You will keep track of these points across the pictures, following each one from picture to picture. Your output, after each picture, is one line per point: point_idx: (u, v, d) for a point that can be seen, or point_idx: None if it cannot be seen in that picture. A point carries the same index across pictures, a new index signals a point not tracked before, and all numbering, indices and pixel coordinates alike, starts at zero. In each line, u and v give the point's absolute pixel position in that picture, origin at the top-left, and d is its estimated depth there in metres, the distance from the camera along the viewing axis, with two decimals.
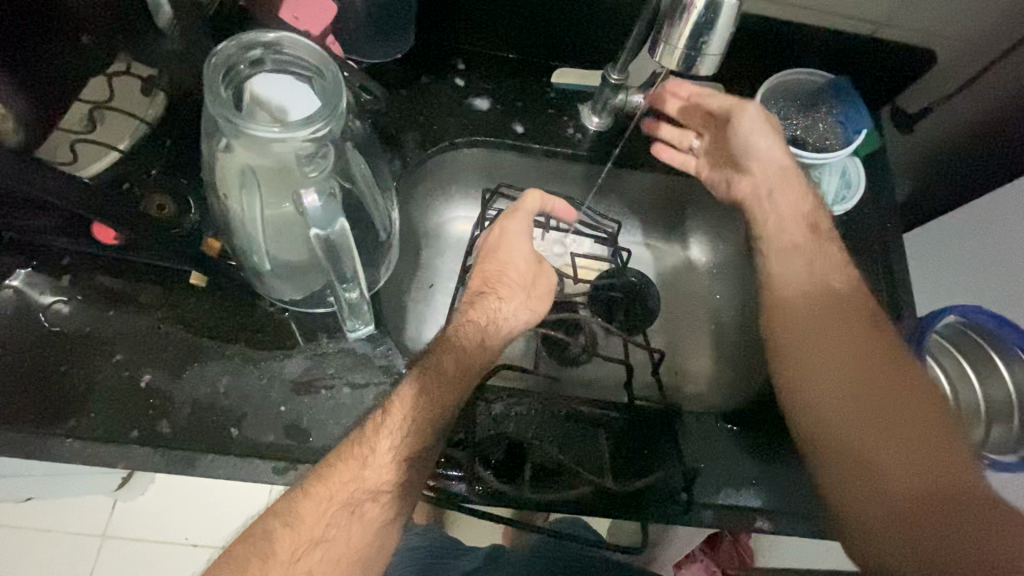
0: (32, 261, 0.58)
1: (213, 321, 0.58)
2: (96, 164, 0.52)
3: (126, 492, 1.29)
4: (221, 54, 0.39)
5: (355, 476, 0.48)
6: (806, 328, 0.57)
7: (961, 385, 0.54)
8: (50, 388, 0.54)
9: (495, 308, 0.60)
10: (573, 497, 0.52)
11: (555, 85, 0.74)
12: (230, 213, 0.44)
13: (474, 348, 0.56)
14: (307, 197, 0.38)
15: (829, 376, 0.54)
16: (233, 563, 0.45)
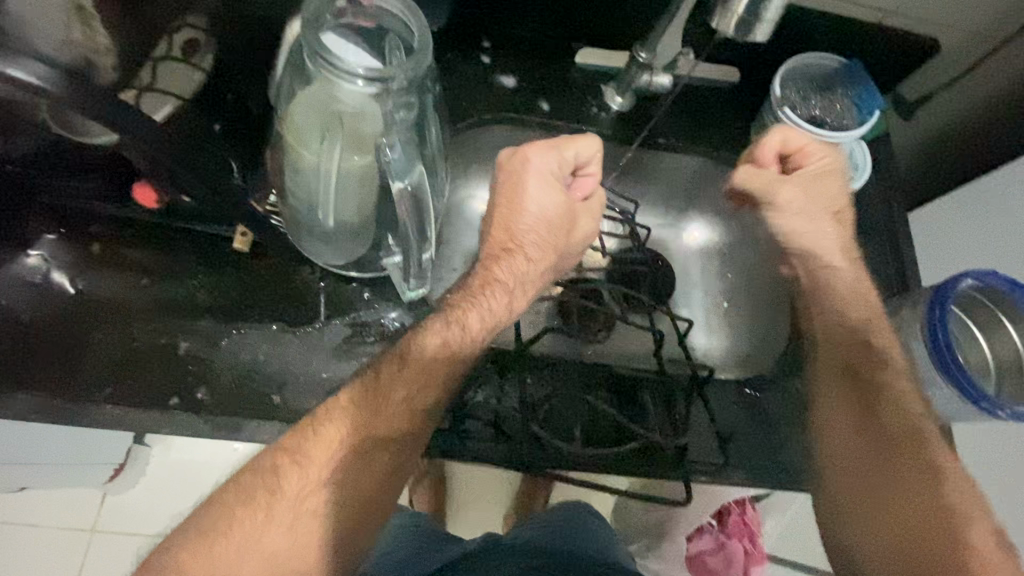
0: (62, 228, 0.56)
1: (252, 288, 0.58)
2: (164, 107, 0.50)
3: (118, 485, 1.25)
4: (311, 7, 0.40)
5: (367, 423, 0.49)
6: (843, 424, 0.60)
7: (975, 347, 0.57)
8: (85, 355, 0.53)
9: (521, 267, 0.60)
10: (626, 452, 0.55)
11: (579, 65, 0.75)
12: (302, 170, 0.44)
13: (503, 310, 0.59)
14: (388, 148, 0.40)
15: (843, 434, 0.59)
16: (243, 492, 0.46)
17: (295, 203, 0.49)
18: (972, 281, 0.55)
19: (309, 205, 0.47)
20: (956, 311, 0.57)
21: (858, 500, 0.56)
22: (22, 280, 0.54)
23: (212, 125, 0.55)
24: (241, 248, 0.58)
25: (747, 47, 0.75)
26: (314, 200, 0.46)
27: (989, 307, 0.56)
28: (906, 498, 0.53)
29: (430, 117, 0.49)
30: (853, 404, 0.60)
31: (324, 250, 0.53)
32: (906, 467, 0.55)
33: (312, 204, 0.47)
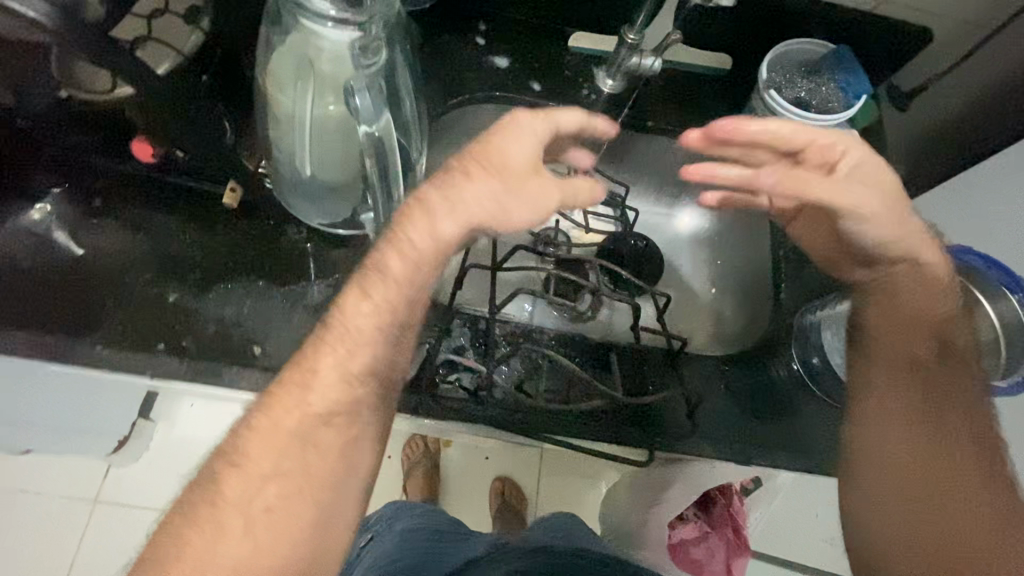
0: (66, 181, 0.60)
1: (238, 247, 0.60)
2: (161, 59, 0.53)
3: (123, 455, 1.30)
4: None
5: (300, 402, 0.46)
6: (891, 450, 0.51)
7: None
8: (79, 299, 0.56)
9: (460, 190, 0.43)
10: (593, 408, 0.57)
11: (572, 49, 0.77)
12: (279, 118, 0.47)
13: (427, 250, 0.44)
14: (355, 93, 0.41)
15: (902, 409, 0.52)
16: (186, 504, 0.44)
17: (276, 155, 0.51)
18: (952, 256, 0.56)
19: (287, 155, 0.49)
20: None
21: (887, 479, 0.51)
22: (25, 230, 0.57)
23: (201, 74, 0.56)
24: (230, 203, 0.59)
25: (738, 34, 0.77)
26: (291, 149, 0.48)
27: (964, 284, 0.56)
28: (938, 507, 0.49)
29: (407, 92, 0.53)
30: (900, 413, 0.52)
31: (308, 207, 0.55)
32: (954, 483, 0.49)
33: (289, 153, 0.49)
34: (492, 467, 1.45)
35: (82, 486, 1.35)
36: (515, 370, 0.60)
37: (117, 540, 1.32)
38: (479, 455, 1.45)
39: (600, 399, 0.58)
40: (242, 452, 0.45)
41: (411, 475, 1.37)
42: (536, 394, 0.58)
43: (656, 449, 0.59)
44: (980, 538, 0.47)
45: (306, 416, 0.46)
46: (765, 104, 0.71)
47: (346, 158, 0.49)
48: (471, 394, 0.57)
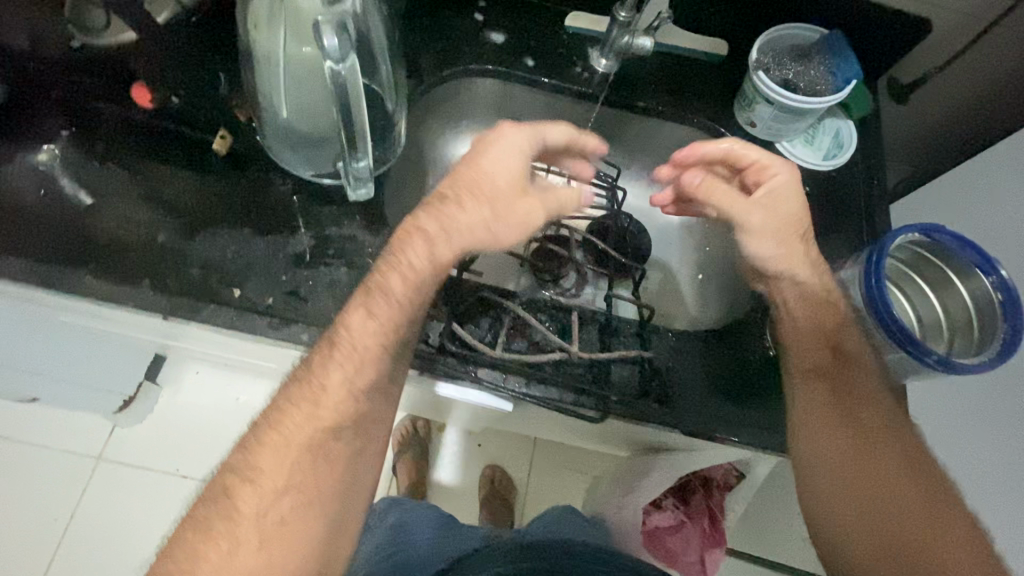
0: (73, 123, 0.63)
1: (226, 195, 0.63)
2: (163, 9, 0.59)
3: (128, 414, 1.35)
4: None
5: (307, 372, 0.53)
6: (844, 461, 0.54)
7: (924, 308, 0.57)
8: (75, 234, 0.59)
9: (450, 215, 0.54)
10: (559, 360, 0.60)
11: (568, 28, 0.78)
12: (260, 61, 0.50)
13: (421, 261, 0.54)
14: (322, 32, 0.44)
15: (829, 416, 0.56)
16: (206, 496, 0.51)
17: (259, 100, 0.55)
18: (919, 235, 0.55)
19: (268, 100, 0.53)
20: (903, 265, 0.57)
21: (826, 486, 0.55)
22: (31, 168, 0.61)
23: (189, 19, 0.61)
24: (220, 150, 0.63)
25: (734, 18, 0.77)
26: (272, 93, 0.52)
27: (936, 265, 0.56)
28: (888, 511, 0.52)
29: (383, 54, 0.56)
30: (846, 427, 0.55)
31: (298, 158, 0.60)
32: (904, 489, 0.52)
33: (271, 97, 0.53)
34: (481, 454, 1.43)
35: (87, 443, 1.41)
36: (486, 326, 0.62)
37: (116, 497, 1.37)
38: (471, 443, 1.43)
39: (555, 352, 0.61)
40: (256, 467, 0.50)
41: (399, 456, 1.37)
42: (495, 343, 0.60)
43: (617, 412, 0.60)
44: (937, 540, 0.50)
45: (309, 400, 0.52)
46: (754, 87, 0.71)
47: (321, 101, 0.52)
48: (443, 348, 0.59)
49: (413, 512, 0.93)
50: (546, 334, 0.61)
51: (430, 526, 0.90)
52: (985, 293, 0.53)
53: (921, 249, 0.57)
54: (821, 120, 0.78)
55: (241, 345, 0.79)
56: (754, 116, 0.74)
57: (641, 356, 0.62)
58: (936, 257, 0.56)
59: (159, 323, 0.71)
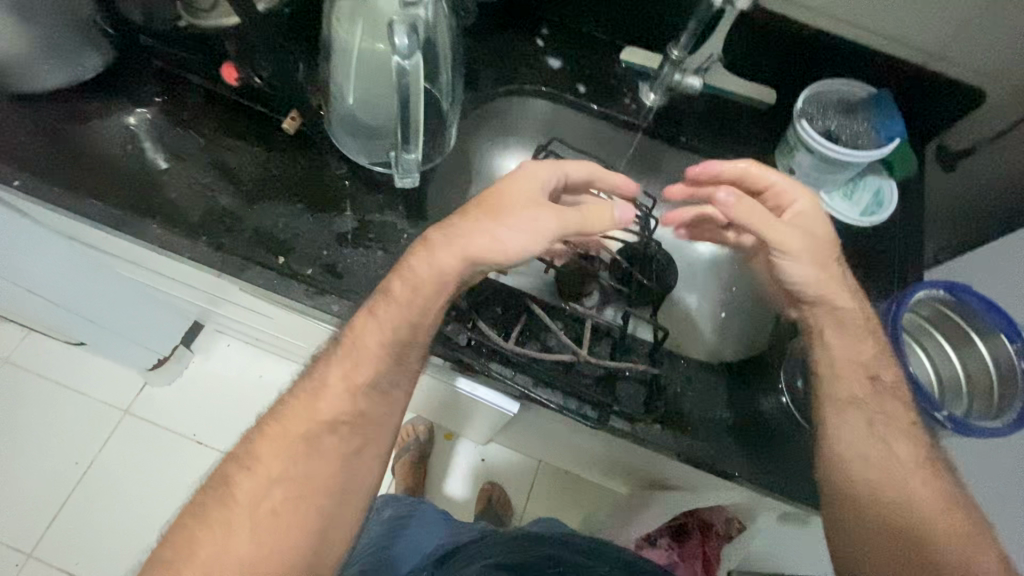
0: (167, 93, 0.71)
1: (285, 171, 0.68)
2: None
3: (161, 373, 1.45)
4: None
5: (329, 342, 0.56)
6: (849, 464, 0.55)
7: (941, 362, 0.61)
8: (152, 189, 0.66)
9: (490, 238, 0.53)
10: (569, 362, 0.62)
11: (622, 61, 0.83)
12: (336, 50, 0.56)
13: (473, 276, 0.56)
14: (395, 30, 0.49)
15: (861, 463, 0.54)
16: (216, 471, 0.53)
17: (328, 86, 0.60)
18: (944, 292, 0.59)
19: (338, 87, 0.58)
20: (924, 321, 0.62)
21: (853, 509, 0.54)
22: (123, 126, 0.69)
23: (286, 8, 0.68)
24: (288, 130, 0.68)
25: (783, 69, 0.79)
26: (341, 81, 0.58)
27: (956, 323, 0.60)
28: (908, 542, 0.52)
29: (447, 62, 0.61)
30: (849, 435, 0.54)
31: (353, 144, 0.63)
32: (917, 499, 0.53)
33: (341, 85, 0.58)
34: (484, 470, 1.42)
35: (118, 394, 1.51)
36: (507, 322, 0.64)
37: (134, 451, 1.46)
38: (474, 456, 1.43)
39: (567, 354, 0.63)
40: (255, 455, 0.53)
41: (399, 456, 1.38)
42: (510, 339, 0.63)
43: (620, 423, 0.62)
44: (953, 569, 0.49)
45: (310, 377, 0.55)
46: (796, 134, 0.73)
47: (384, 92, 0.57)
48: (461, 337, 0.62)
49: (405, 506, 0.93)
50: (560, 336, 0.63)
51: (431, 521, 0.90)
52: (1010, 359, 0.56)
53: (947, 306, 0.60)
54: (863, 177, 0.78)
55: (274, 316, 0.84)
56: (794, 163, 0.75)
57: (649, 375, 0.63)
58: (957, 315, 0.60)
59: (207, 281, 0.77)
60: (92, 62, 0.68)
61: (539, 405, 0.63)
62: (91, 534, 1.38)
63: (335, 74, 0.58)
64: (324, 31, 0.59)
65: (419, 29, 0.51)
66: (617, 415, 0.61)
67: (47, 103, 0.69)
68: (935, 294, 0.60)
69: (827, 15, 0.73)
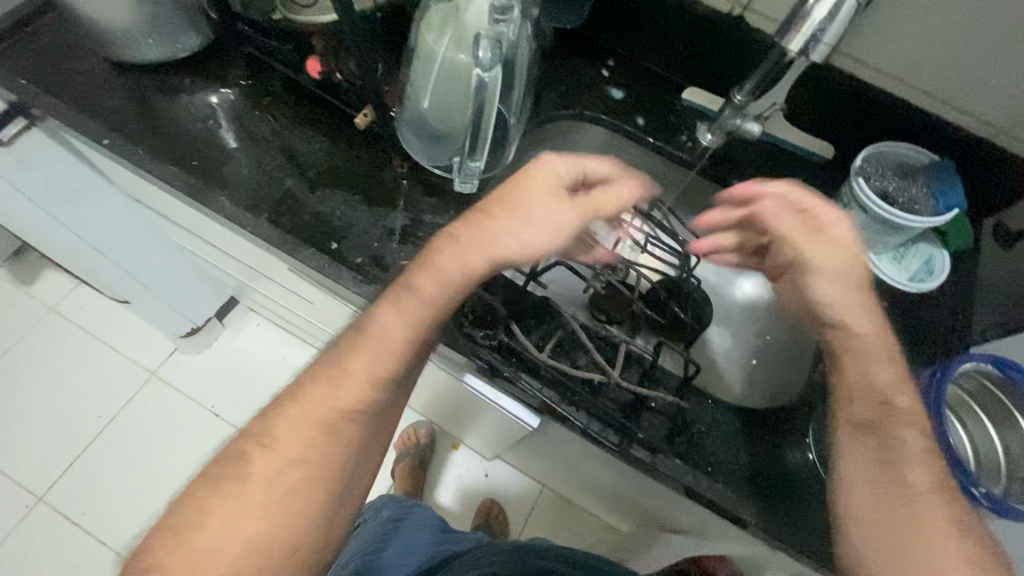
0: (252, 78, 0.76)
1: (349, 164, 0.72)
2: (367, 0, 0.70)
3: (194, 341, 1.54)
4: None
5: None
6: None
7: (982, 440, 0.59)
8: (226, 164, 0.70)
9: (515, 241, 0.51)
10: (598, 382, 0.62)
11: (683, 100, 0.84)
12: (421, 57, 0.59)
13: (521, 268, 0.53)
14: (480, 45, 0.52)
15: None
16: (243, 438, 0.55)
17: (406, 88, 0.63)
18: (991, 366, 0.59)
19: (416, 90, 0.61)
20: (967, 395, 0.60)
21: None
22: (207, 103, 0.74)
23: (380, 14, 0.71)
24: (360, 125, 0.70)
25: (844, 126, 0.80)
26: (420, 85, 0.60)
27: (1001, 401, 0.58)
28: None
29: (520, 80, 0.64)
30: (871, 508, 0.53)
31: (419, 145, 0.66)
32: None
33: (418, 89, 0.61)
34: (486, 486, 1.42)
35: (150, 356, 1.59)
36: (541, 333, 0.65)
37: (157, 412, 1.53)
38: (477, 470, 1.43)
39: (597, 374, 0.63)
40: None
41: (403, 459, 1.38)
42: (543, 350, 0.63)
43: (640, 451, 0.61)
44: None
45: None
46: (851, 191, 0.73)
47: (458, 101, 0.60)
48: (494, 342, 0.64)
49: (398, 507, 0.95)
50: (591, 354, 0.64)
51: (430, 524, 0.91)
52: None
53: (991, 382, 0.59)
54: (914, 242, 0.77)
55: (312, 300, 0.87)
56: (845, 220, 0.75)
57: (676, 408, 0.63)
58: (1003, 393, 0.59)
59: (256, 256, 0.81)
60: (190, 42, 0.73)
61: (563, 422, 0.63)
62: (102, 488, 1.45)
63: (415, 79, 0.61)
64: (410, 36, 0.62)
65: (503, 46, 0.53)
66: (637, 443, 0.61)
67: (144, 76, 0.75)
68: (980, 366, 0.59)
69: (896, 79, 0.73)
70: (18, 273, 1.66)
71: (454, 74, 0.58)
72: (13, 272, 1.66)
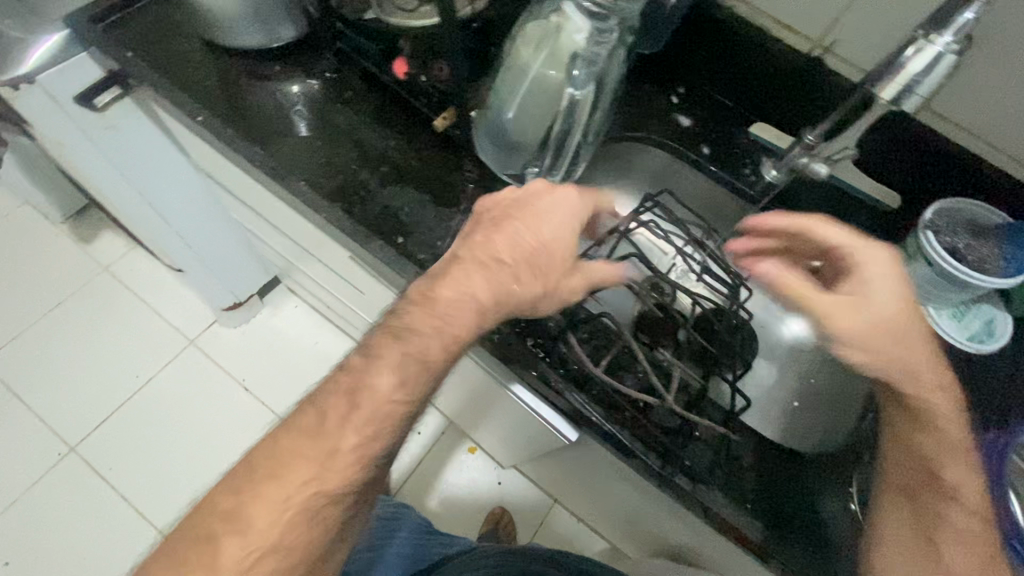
0: (339, 73, 0.79)
1: (422, 164, 0.74)
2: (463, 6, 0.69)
3: (235, 316, 1.59)
4: None
5: None
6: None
7: None
8: (307, 152, 0.74)
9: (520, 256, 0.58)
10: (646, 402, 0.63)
11: (751, 134, 0.84)
12: (510, 75, 0.61)
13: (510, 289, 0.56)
14: (574, 71, 0.58)
15: None
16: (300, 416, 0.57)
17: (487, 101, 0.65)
18: None
19: (499, 106, 0.63)
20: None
21: None
22: (296, 91, 0.78)
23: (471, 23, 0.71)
24: (438, 128, 0.73)
25: (916, 177, 0.79)
26: (505, 103, 0.62)
27: None
28: None
29: (604, 102, 0.65)
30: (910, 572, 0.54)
31: (494, 154, 0.68)
32: None
33: (503, 105, 0.63)
34: (499, 493, 1.42)
35: (192, 325, 1.65)
36: (595, 347, 0.66)
37: (192, 379, 1.59)
38: (491, 479, 1.44)
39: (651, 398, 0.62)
40: None
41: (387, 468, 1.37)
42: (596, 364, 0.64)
43: (679, 477, 0.62)
44: None
45: None
46: (918, 243, 0.72)
47: (542, 118, 0.62)
48: (548, 348, 0.66)
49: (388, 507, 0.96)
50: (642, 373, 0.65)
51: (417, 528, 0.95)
52: None
53: None
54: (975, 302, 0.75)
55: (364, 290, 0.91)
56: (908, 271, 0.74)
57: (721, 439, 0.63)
58: None
59: (320, 244, 0.85)
60: (286, 34, 0.77)
61: (605, 438, 0.63)
62: (132, 447, 1.51)
63: (499, 97, 0.62)
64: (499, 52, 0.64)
65: (595, 72, 0.60)
66: (675, 468, 0.62)
67: (240, 61, 0.79)
68: None
69: (977, 136, 0.72)
70: (79, 231, 1.74)
71: (543, 94, 0.60)
72: (75, 230, 1.74)
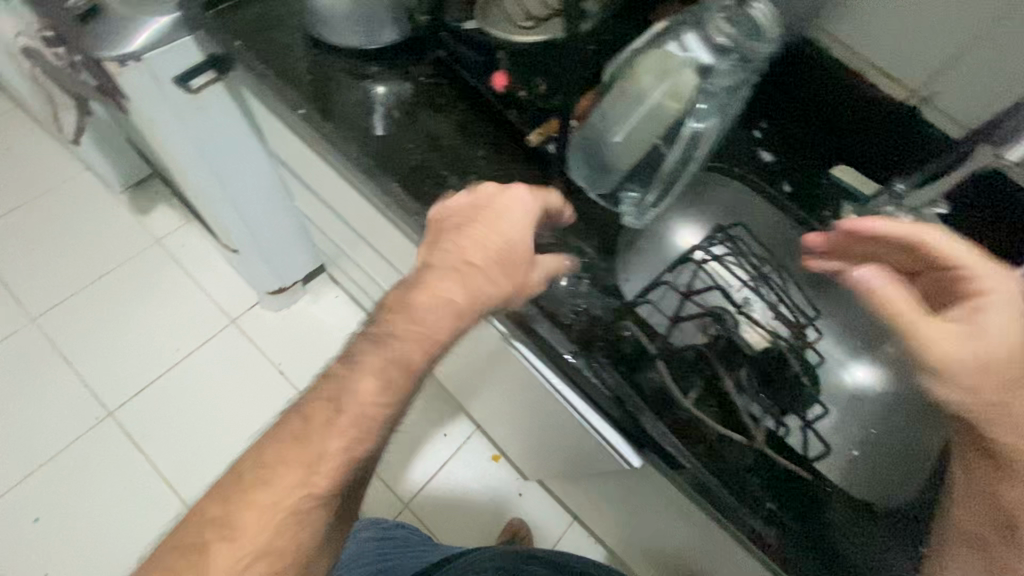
0: (435, 78, 0.81)
1: (510, 174, 0.75)
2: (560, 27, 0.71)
3: (280, 299, 1.62)
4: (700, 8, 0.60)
5: None
6: None
7: None
8: (400, 152, 0.76)
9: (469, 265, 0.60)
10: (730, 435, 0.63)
11: (832, 174, 0.83)
12: (625, 97, 0.60)
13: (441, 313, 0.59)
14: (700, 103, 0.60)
15: None
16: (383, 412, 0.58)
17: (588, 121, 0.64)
18: None
19: (606, 127, 0.62)
20: None
21: None
22: (392, 92, 0.80)
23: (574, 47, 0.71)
24: (531, 142, 0.73)
25: (1004, 237, 0.77)
26: (616, 124, 0.61)
27: None
28: None
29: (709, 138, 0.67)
30: None
31: (588, 173, 0.68)
32: None
33: (611, 126, 0.62)
34: None
35: (235, 303, 1.68)
36: (687, 371, 0.66)
37: (230, 357, 1.62)
38: (513, 490, 1.59)
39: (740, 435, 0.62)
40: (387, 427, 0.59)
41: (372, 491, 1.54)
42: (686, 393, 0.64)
43: (747, 515, 0.61)
44: None
45: None
46: None
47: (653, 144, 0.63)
48: (638, 366, 0.65)
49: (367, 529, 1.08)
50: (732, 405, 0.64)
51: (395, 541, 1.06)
52: None
53: None
54: None
55: None
56: None
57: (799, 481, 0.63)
58: None
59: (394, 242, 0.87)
60: (388, 36, 0.79)
61: (674, 463, 0.64)
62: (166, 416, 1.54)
63: (607, 117, 0.62)
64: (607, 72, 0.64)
65: (716, 106, 0.62)
66: (746, 506, 0.61)
67: (340, 58, 0.82)
68: None
69: None
70: (137, 202, 1.80)
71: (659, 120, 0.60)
72: (134, 202, 1.80)
